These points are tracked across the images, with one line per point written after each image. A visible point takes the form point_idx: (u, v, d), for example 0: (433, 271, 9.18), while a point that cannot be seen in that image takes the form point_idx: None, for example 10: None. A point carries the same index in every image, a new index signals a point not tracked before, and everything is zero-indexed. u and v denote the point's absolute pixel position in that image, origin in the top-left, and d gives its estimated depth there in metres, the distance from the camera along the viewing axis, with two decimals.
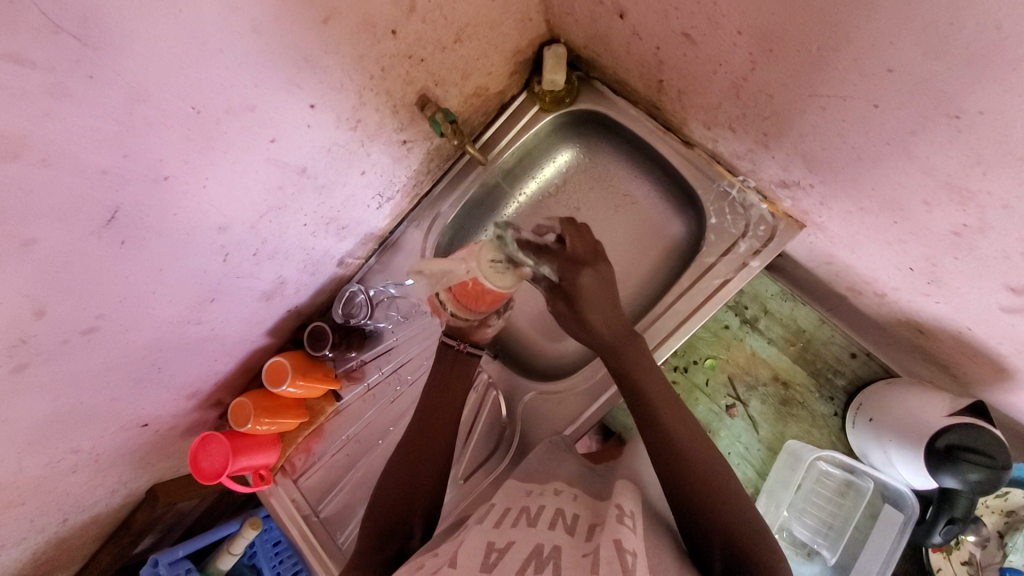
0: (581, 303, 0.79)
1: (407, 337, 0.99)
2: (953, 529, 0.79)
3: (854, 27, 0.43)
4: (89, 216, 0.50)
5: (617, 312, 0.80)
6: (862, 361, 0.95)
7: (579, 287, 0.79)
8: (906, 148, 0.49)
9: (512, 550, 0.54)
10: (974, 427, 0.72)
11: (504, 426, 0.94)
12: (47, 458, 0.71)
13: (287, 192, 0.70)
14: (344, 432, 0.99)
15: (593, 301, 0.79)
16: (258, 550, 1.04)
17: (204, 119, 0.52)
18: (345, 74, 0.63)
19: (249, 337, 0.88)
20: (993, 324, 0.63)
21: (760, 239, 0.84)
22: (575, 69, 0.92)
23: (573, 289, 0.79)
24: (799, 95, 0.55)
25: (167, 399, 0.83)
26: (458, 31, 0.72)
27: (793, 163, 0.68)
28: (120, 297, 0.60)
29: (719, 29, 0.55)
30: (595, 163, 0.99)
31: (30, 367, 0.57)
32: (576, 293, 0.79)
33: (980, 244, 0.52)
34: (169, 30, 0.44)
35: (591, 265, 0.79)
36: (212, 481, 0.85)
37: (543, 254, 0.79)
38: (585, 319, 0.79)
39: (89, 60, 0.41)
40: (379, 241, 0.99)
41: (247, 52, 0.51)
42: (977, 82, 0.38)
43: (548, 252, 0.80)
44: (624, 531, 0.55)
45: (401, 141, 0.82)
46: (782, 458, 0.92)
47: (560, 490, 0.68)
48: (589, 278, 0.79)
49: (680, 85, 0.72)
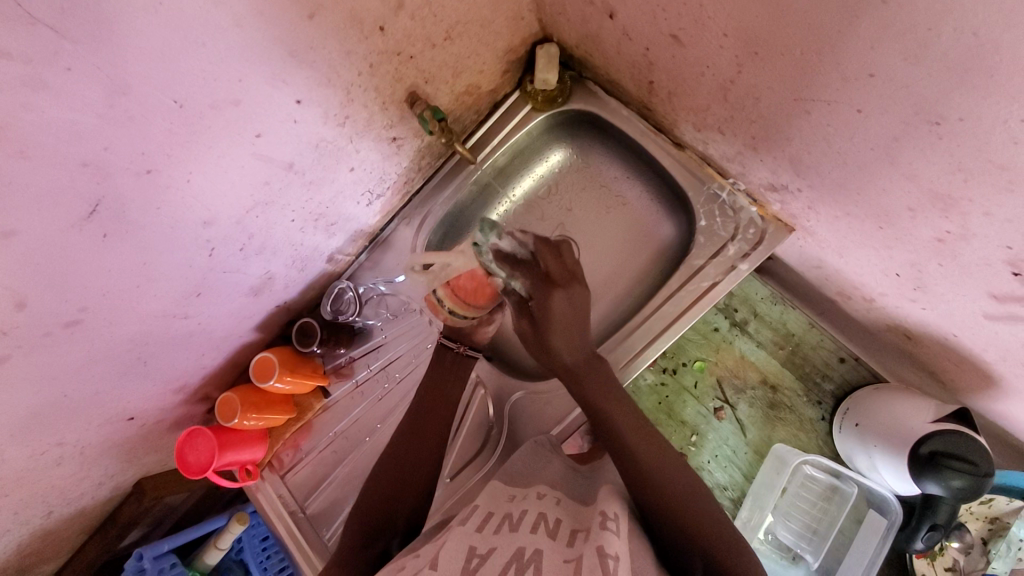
0: (547, 322, 0.81)
1: (397, 334, 0.99)
2: (936, 536, 0.78)
3: (837, 31, 0.42)
4: (71, 208, 0.50)
5: (578, 340, 0.81)
6: (851, 366, 0.95)
7: (550, 307, 0.82)
8: (889, 153, 0.49)
9: (494, 554, 0.54)
10: (958, 434, 0.72)
11: (491, 425, 0.93)
12: (31, 450, 0.71)
13: (274, 188, 0.70)
14: (331, 429, 0.99)
15: (561, 323, 0.81)
16: (245, 545, 1.04)
17: (187, 113, 0.52)
18: (332, 69, 0.63)
19: (238, 332, 0.88)
20: (977, 330, 0.63)
21: (750, 242, 0.85)
22: (567, 69, 0.91)
23: (543, 308, 0.82)
24: (785, 99, 0.55)
25: (154, 393, 0.83)
26: (449, 28, 0.71)
27: (780, 167, 0.68)
28: (103, 290, 0.60)
29: (706, 31, 0.55)
30: (587, 164, 0.99)
31: (13, 359, 0.57)
32: (545, 314, 0.82)
33: (964, 251, 0.52)
34: (151, 23, 0.44)
35: (562, 286, 0.83)
36: (197, 476, 0.86)
37: (517, 266, 0.86)
38: (548, 340, 0.81)
39: (68, 51, 0.40)
40: (370, 238, 0.99)
41: (232, 45, 0.51)
42: (957, 88, 0.38)
43: (523, 266, 0.87)
44: (608, 537, 0.55)
45: (391, 138, 0.82)
46: (768, 461, 0.93)
47: (544, 494, 0.68)
48: (560, 299, 0.81)
49: (670, 86, 0.72)
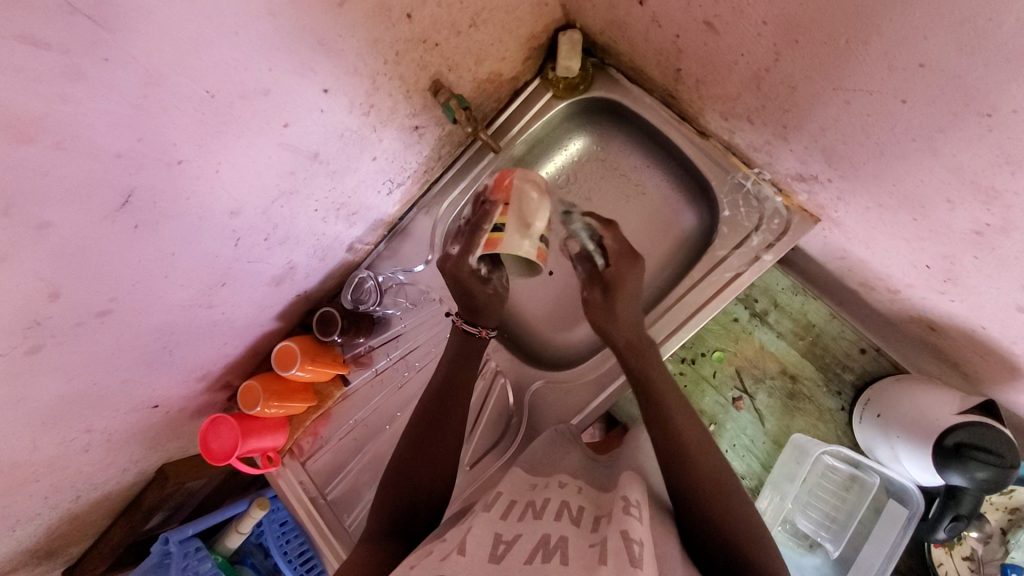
0: (620, 294, 0.81)
1: (415, 324, 0.99)
2: (959, 525, 0.78)
3: (886, 18, 0.41)
4: (103, 200, 0.50)
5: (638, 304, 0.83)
6: (872, 357, 0.95)
7: (624, 278, 0.82)
8: (931, 144, 0.48)
9: (520, 541, 0.55)
10: (981, 425, 0.72)
11: (511, 415, 0.94)
12: (60, 438, 0.72)
13: (299, 177, 0.70)
14: (351, 417, 0.99)
15: (628, 294, 0.82)
16: (266, 530, 1.06)
17: (217, 103, 0.52)
18: (358, 57, 0.62)
19: (260, 321, 0.88)
20: (1008, 324, 0.62)
21: (774, 233, 0.84)
22: (589, 56, 0.90)
23: (616, 279, 0.82)
24: (822, 88, 0.54)
25: (179, 381, 0.83)
26: (474, 15, 0.70)
27: (811, 157, 0.67)
28: (134, 280, 0.60)
29: (745, 19, 0.54)
30: (607, 153, 0.98)
31: (45, 349, 0.58)
32: (617, 285, 0.82)
33: (1002, 244, 0.51)
34: (185, 13, 0.43)
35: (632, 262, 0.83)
36: (221, 462, 0.87)
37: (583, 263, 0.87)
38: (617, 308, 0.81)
39: (105, 42, 0.40)
40: (389, 227, 0.99)
41: (263, 36, 0.50)
42: (1011, 79, 0.37)
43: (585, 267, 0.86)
44: (631, 522, 0.55)
45: (413, 127, 0.81)
46: (787, 450, 0.93)
47: (566, 482, 0.69)
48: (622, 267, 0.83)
49: (699, 75, 0.71)
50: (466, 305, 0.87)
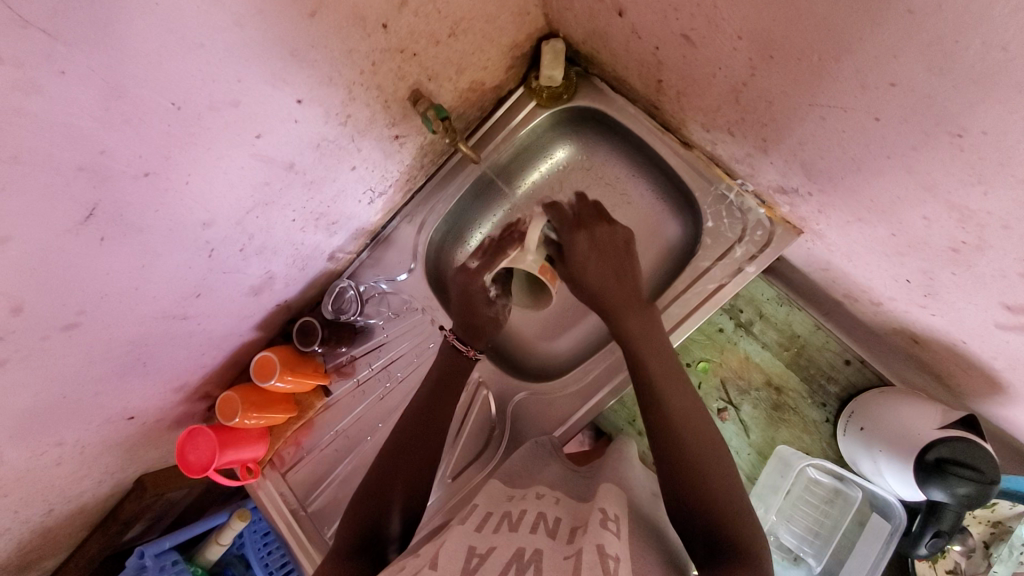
0: (575, 261, 0.79)
1: (399, 333, 0.97)
2: (940, 542, 0.79)
3: (857, 37, 0.41)
4: (64, 214, 0.48)
5: (617, 261, 0.79)
6: (856, 368, 0.94)
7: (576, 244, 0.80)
8: (905, 162, 0.48)
9: (494, 554, 0.53)
10: (963, 441, 0.72)
11: (493, 426, 0.93)
12: (30, 450, 0.71)
13: (275, 187, 0.69)
14: (332, 428, 0.98)
15: (589, 258, 0.79)
16: (247, 541, 1.04)
17: (184, 115, 0.51)
18: (332, 68, 0.62)
19: (238, 331, 0.87)
20: (988, 340, 0.62)
21: (757, 244, 0.83)
22: (573, 65, 0.89)
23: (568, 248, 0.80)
24: (798, 103, 0.53)
25: (155, 392, 0.82)
26: (454, 25, 0.70)
27: (791, 170, 0.66)
28: (102, 293, 0.59)
29: (720, 33, 0.54)
30: (592, 161, 0.97)
31: (10, 363, 0.56)
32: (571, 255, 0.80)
33: (978, 262, 0.51)
34: (148, 25, 0.42)
35: (589, 230, 0.81)
36: (199, 475, 0.86)
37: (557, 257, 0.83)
38: (582, 272, 0.78)
39: (60, 54, 0.39)
40: (371, 236, 0.98)
41: (230, 46, 0.49)
42: (980, 101, 0.37)
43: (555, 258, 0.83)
44: (606, 535, 0.54)
45: (393, 136, 0.80)
46: (771, 464, 0.92)
47: (543, 493, 0.68)
48: (582, 248, 0.79)
49: (679, 86, 0.70)
50: (466, 321, 0.88)
